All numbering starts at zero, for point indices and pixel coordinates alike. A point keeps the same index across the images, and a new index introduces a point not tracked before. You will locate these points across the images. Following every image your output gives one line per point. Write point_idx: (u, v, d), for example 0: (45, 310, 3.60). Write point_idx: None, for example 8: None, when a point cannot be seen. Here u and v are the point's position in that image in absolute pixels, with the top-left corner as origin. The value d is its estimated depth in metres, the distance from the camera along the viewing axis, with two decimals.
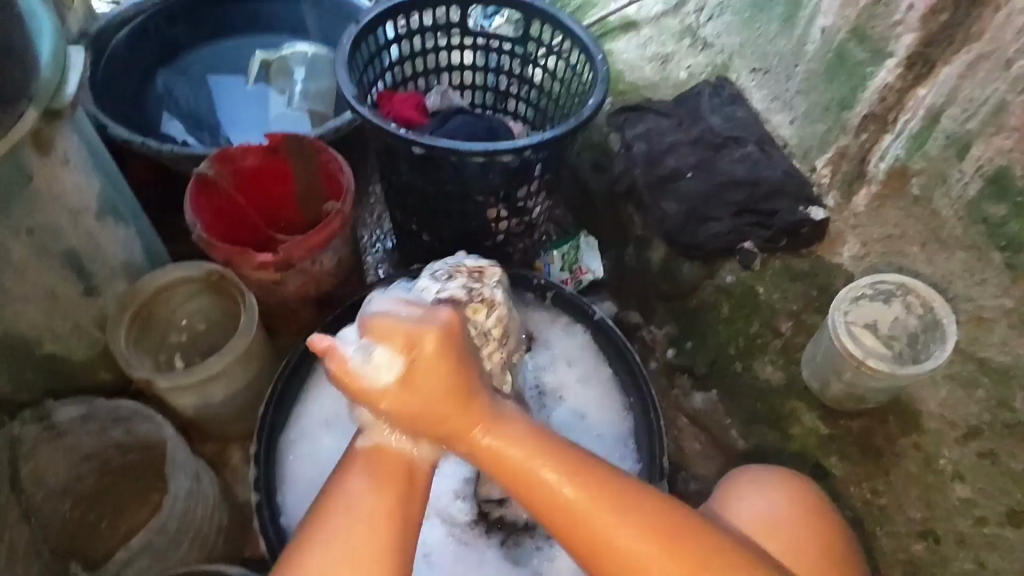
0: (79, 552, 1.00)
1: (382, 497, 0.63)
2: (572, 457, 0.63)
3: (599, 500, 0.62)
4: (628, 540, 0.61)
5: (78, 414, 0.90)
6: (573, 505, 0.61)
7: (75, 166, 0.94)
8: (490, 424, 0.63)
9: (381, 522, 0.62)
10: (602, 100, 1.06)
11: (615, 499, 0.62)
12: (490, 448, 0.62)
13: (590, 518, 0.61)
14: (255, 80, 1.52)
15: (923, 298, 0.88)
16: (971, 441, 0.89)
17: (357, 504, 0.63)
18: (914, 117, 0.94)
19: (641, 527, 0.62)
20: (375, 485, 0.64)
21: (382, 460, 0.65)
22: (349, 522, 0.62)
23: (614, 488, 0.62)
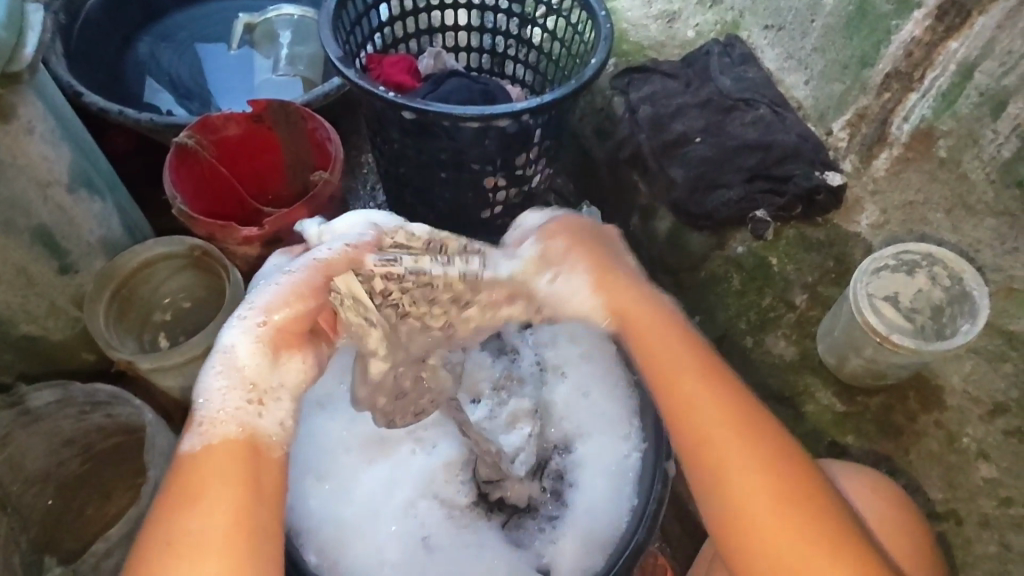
0: (55, 544, 0.94)
1: (215, 503, 0.55)
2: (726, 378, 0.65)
3: (730, 416, 0.62)
4: (743, 459, 0.61)
5: (53, 400, 0.86)
6: (701, 413, 0.63)
7: (41, 137, 0.87)
8: (657, 314, 0.69)
9: (232, 531, 0.55)
10: (606, 60, 0.99)
11: (750, 425, 0.62)
12: (643, 331, 0.68)
13: (718, 428, 0.62)
14: (239, 44, 1.43)
15: (951, 268, 0.84)
16: (997, 419, 0.86)
17: (178, 517, 0.54)
18: (944, 73, 0.89)
19: (752, 452, 0.61)
20: (207, 488, 0.56)
21: (213, 462, 0.57)
22: (179, 535, 0.54)
23: (752, 427, 0.62)
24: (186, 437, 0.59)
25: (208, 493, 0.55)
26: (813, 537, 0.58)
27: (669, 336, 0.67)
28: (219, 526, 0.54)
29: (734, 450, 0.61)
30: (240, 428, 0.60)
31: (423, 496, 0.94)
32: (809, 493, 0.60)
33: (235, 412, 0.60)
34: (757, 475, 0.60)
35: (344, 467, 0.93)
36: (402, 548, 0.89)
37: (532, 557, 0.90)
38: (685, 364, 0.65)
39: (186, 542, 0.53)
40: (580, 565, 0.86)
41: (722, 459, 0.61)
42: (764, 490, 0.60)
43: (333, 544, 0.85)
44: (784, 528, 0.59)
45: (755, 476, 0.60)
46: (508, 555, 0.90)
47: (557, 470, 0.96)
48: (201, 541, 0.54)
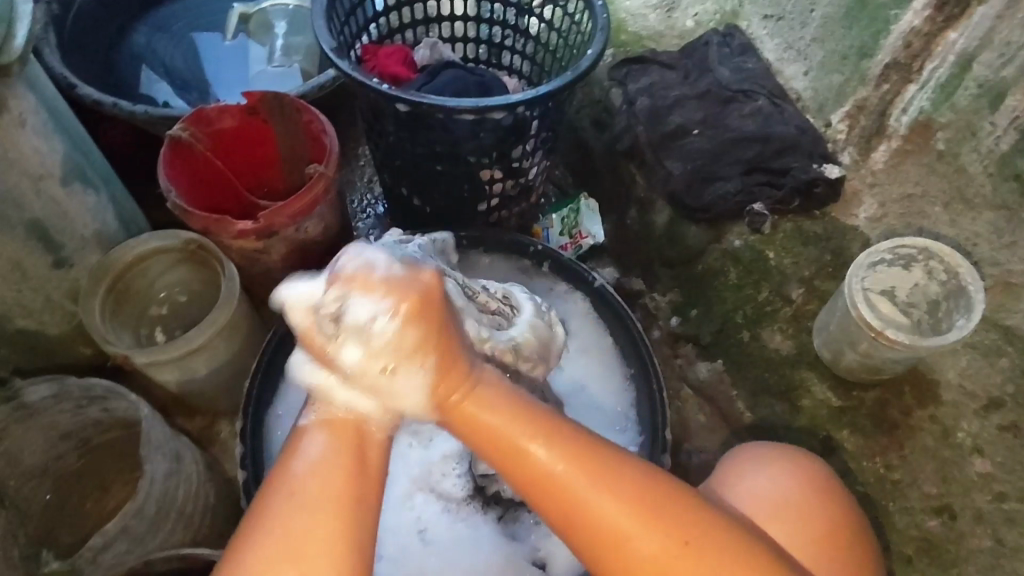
0: (53, 539, 0.95)
1: (331, 490, 0.53)
2: (554, 423, 0.56)
3: (571, 483, 0.54)
4: (606, 518, 0.54)
5: (49, 395, 0.86)
6: (555, 485, 0.54)
7: (32, 131, 0.87)
8: (471, 383, 0.56)
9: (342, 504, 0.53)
10: (602, 51, 0.97)
11: (624, 484, 0.55)
12: (463, 405, 0.55)
13: (576, 494, 0.54)
14: (235, 34, 1.42)
15: (947, 264, 0.83)
16: (993, 414, 0.86)
17: (297, 498, 0.53)
18: (943, 63, 0.88)
19: (639, 519, 0.54)
20: (327, 460, 0.55)
21: (330, 443, 0.55)
22: (291, 516, 0.52)
23: (622, 481, 0.55)
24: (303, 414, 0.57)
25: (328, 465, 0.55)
26: (737, 575, 0.56)
27: (496, 394, 0.56)
28: (333, 499, 0.53)
29: (618, 524, 0.54)
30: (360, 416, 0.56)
31: (420, 489, 0.93)
32: (689, 519, 0.56)
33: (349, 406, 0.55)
34: (641, 527, 0.54)
35: None
36: (400, 542, 0.90)
37: (527, 550, 0.90)
38: (545, 446, 0.55)
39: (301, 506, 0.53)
40: (577, 559, 0.88)
41: (613, 536, 0.54)
42: (662, 550, 0.54)
43: None
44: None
45: (659, 547, 0.55)
46: (504, 549, 0.90)
47: None
48: (309, 529, 0.52)
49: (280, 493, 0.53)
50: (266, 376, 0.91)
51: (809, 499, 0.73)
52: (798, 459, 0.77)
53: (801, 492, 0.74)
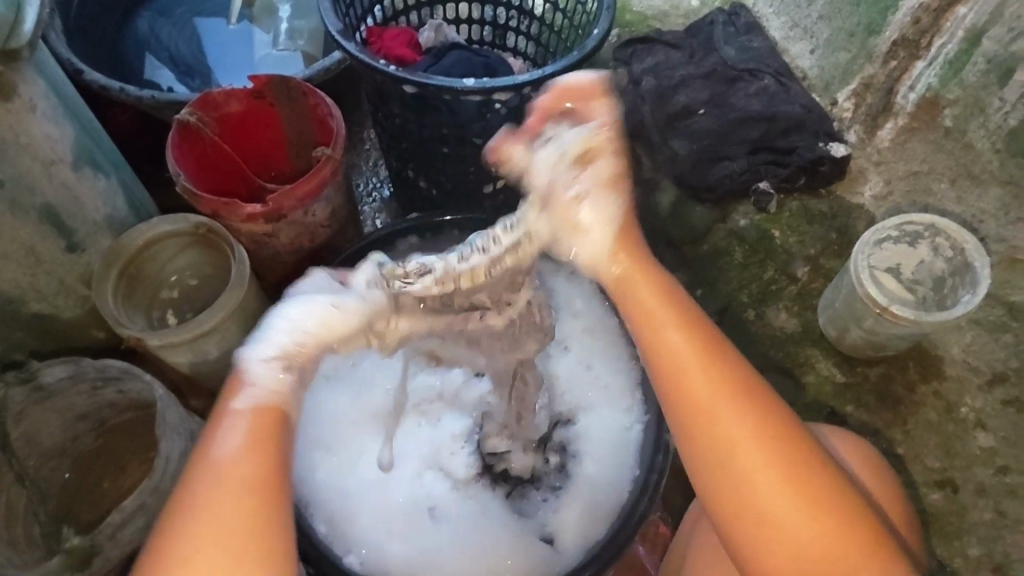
0: (70, 518, 0.96)
1: (256, 459, 0.59)
2: (697, 327, 0.63)
3: (704, 369, 0.61)
4: (727, 415, 0.59)
5: (65, 375, 0.88)
6: (685, 364, 0.61)
7: (43, 116, 0.88)
8: (639, 270, 0.65)
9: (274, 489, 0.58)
10: (607, 30, 0.97)
11: (748, 396, 0.60)
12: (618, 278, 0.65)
13: (696, 379, 0.61)
14: (238, 19, 1.42)
15: (953, 240, 0.85)
16: (997, 388, 0.88)
17: (225, 467, 0.57)
18: (952, 39, 0.87)
19: (751, 420, 0.59)
20: (264, 443, 0.60)
21: (253, 423, 0.60)
22: (218, 482, 0.57)
23: (748, 392, 0.60)
24: (237, 397, 0.61)
25: (264, 451, 0.59)
26: (802, 497, 0.57)
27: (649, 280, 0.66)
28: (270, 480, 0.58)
29: (728, 419, 0.59)
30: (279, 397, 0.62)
31: (429, 468, 0.95)
32: (792, 451, 0.59)
33: (278, 384, 0.62)
34: (750, 430, 0.59)
35: (349, 437, 0.95)
36: (410, 518, 0.91)
37: (534, 526, 0.92)
38: (679, 332, 0.63)
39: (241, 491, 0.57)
40: (584, 533, 0.88)
41: (719, 427, 0.59)
42: (760, 455, 0.58)
43: (342, 515, 0.89)
44: (777, 488, 0.57)
45: (752, 447, 0.58)
46: (512, 524, 0.92)
47: (560, 443, 0.98)
48: (239, 486, 0.57)
49: (213, 462, 0.58)
50: None
51: (870, 483, 0.71)
52: (855, 439, 0.75)
53: (869, 472, 0.71)
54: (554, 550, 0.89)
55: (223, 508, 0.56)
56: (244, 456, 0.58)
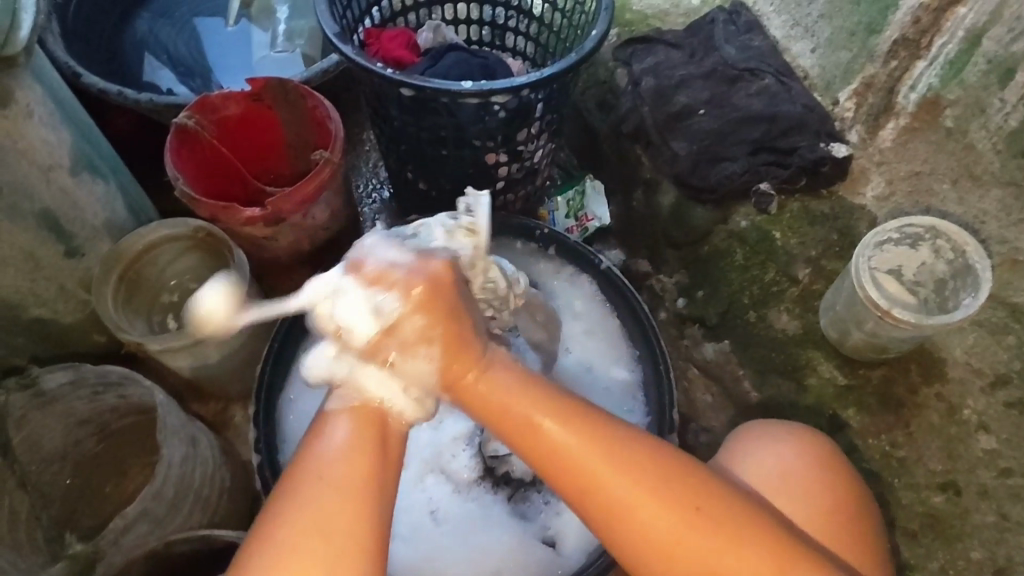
0: (71, 525, 0.97)
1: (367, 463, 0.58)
2: (559, 398, 0.61)
3: (591, 453, 0.59)
4: (626, 494, 0.58)
5: (65, 382, 0.88)
6: (568, 454, 0.59)
7: (40, 121, 0.88)
8: (484, 371, 0.61)
9: (368, 493, 0.57)
10: (606, 31, 0.96)
11: (630, 456, 0.59)
12: (475, 383, 0.60)
13: (582, 461, 0.59)
14: (236, 20, 1.41)
15: (955, 242, 0.84)
16: (999, 390, 0.86)
17: (335, 467, 0.57)
18: (952, 39, 0.87)
19: (638, 484, 0.58)
20: (327, 475, 0.57)
21: (358, 424, 0.59)
22: (324, 485, 0.56)
23: (626, 456, 0.59)
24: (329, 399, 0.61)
25: (328, 479, 0.57)
26: (723, 541, 0.59)
27: (508, 377, 0.61)
28: (345, 506, 0.56)
29: (614, 485, 0.59)
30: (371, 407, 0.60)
31: (430, 471, 0.94)
32: (693, 501, 0.59)
33: (373, 392, 0.62)
34: (651, 505, 0.58)
35: None
36: (414, 522, 0.91)
37: (537, 529, 0.91)
38: (546, 414, 0.60)
39: (321, 533, 0.54)
40: (586, 535, 0.89)
41: (607, 497, 0.59)
42: (672, 524, 0.58)
43: None
44: (687, 531, 0.59)
45: (646, 504, 0.58)
46: (515, 527, 0.91)
47: None
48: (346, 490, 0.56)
49: (315, 465, 0.57)
50: (274, 364, 0.92)
51: (818, 476, 0.76)
52: (805, 438, 0.79)
53: (804, 465, 0.76)
54: (557, 554, 0.89)
55: (331, 512, 0.55)
56: (313, 502, 0.55)
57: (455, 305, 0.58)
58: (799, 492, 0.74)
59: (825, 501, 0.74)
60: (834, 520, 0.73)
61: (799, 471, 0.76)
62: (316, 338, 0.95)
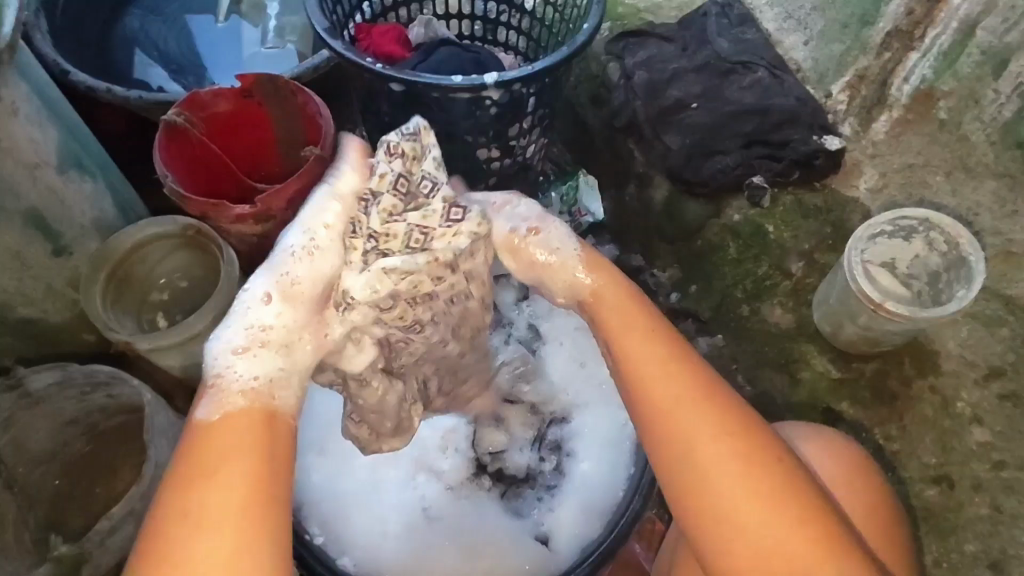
0: (59, 525, 0.94)
1: (231, 473, 0.54)
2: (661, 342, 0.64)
3: (692, 395, 0.60)
4: (703, 434, 0.59)
5: (52, 382, 0.88)
6: (663, 390, 0.61)
7: (26, 119, 0.87)
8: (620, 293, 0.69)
9: (241, 509, 0.53)
10: (597, 25, 0.95)
11: (717, 406, 0.60)
12: (596, 300, 0.68)
13: (676, 406, 0.60)
14: (226, 16, 1.39)
15: (948, 234, 0.83)
16: (993, 382, 0.86)
17: (190, 485, 0.53)
18: (946, 30, 0.86)
19: (718, 422, 0.59)
20: (222, 467, 0.54)
21: (227, 436, 0.56)
22: (192, 506, 0.52)
23: (717, 405, 0.60)
24: (199, 406, 0.58)
25: (223, 474, 0.54)
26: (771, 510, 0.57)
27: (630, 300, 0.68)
28: (232, 499, 0.53)
29: (694, 419, 0.59)
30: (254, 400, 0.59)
31: (421, 470, 0.93)
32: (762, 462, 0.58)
33: (248, 385, 0.60)
34: (730, 460, 0.58)
35: (340, 442, 0.93)
36: (404, 520, 0.90)
37: (530, 525, 0.91)
38: (648, 343, 0.64)
39: (204, 515, 0.52)
40: (580, 532, 0.89)
41: (681, 431, 0.59)
42: (735, 485, 0.57)
43: (335, 518, 0.89)
44: (745, 497, 0.57)
45: (718, 448, 0.58)
46: (507, 525, 0.91)
47: (555, 440, 0.96)
48: (213, 508, 0.53)
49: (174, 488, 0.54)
50: None
51: (846, 476, 0.73)
52: (835, 440, 0.76)
53: (834, 467, 0.73)
54: (549, 551, 0.88)
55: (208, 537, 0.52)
56: (187, 482, 0.53)
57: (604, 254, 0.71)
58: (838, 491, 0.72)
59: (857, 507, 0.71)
60: (864, 521, 0.71)
61: (833, 468, 0.73)
62: None
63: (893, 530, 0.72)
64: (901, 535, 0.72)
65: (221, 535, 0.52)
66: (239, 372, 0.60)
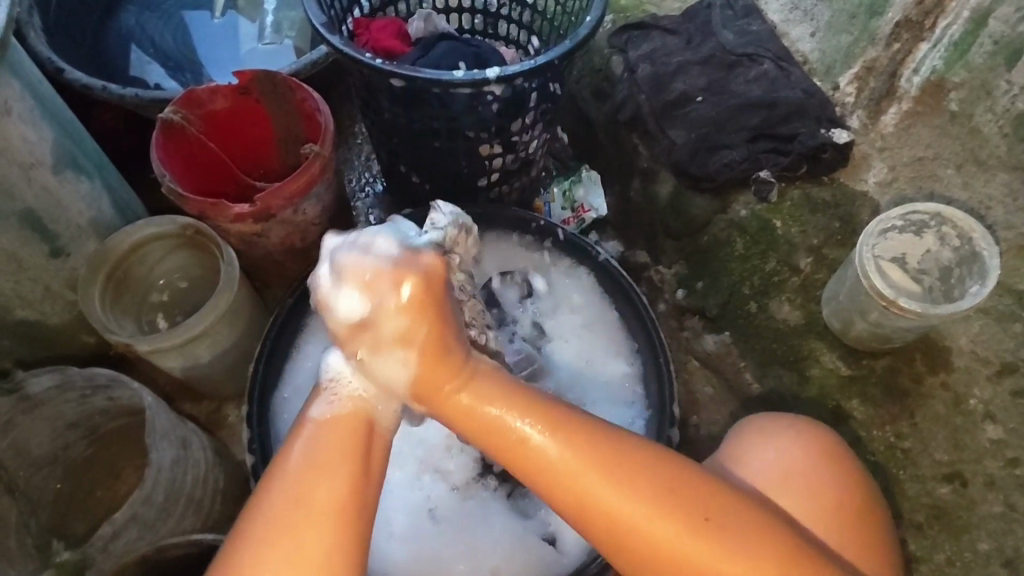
0: (59, 530, 0.95)
1: (338, 477, 0.55)
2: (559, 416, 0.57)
3: (617, 479, 0.56)
4: (635, 514, 0.56)
5: (52, 385, 0.86)
6: (583, 484, 0.56)
7: (20, 117, 0.85)
8: (470, 382, 0.58)
9: (341, 516, 0.54)
10: (600, 17, 0.93)
11: (658, 481, 0.57)
12: (465, 399, 0.57)
13: (584, 483, 0.56)
14: (223, 11, 1.37)
15: (960, 228, 0.82)
16: (1005, 378, 0.85)
17: (300, 483, 0.54)
18: (957, 20, 0.86)
19: (638, 496, 0.56)
20: (330, 467, 0.55)
21: (336, 435, 0.57)
22: (295, 505, 0.54)
23: (646, 475, 0.56)
24: (314, 403, 0.59)
25: (334, 470, 0.55)
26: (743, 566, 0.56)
27: (502, 381, 0.59)
28: (336, 499, 0.54)
29: (611, 498, 0.56)
30: (360, 404, 0.59)
31: (426, 471, 0.92)
32: (717, 524, 0.56)
33: (358, 390, 0.59)
34: (687, 535, 0.56)
35: None
36: (411, 521, 0.89)
37: (538, 525, 0.89)
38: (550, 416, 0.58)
39: (310, 512, 0.54)
40: None
41: (606, 510, 0.56)
42: (704, 553, 0.56)
43: None
44: (711, 558, 0.56)
45: (647, 519, 0.56)
46: (515, 525, 0.90)
47: None
48: (322, 509, 0.54)
49: (287, 470, 0.56)
50: (267, 363, 0.90)
51: (814, 467, 0.73)
52: (808, 432, 0.76)
53: (802, 460, 0.73)
54: (557, 551, 0.87)
55: (312, 540, 0.53)
56: (304, 477, 0.55)
57: (496, 243, 0.70)
58: (805, 481, 0.72)
59: (838, 502, 0.71)
60: (839, 513, 0.70)
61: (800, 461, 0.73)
62: (310, 335, 0.94)
63: (867, 522, 0.71)
64: (871, 514, 0.72)
65: (320, 537, 0.53)
66: (352, 381, 0.59)
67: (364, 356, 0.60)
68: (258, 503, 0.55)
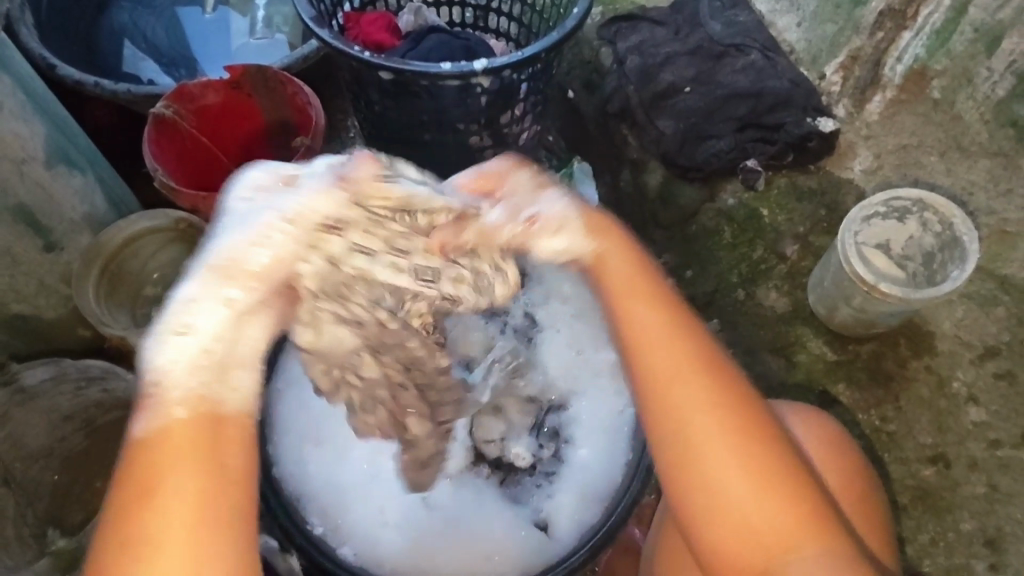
0: (57, 522, 0.92)
1: (184, 478, 0.48)
2: (666, 332, 0.59)
3: (706, 392, 0.57)
4: (707, 429, 0.56)
5: (45, 378, 0.91)
6: (687, 401, 0.57)
7: (11, 113, 0.85)
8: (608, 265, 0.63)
9: (197, 521, 0.47)
10: (587, 9, 0.94)
11: (742, 415, 0.57)
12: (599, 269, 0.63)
13: (673, 384, 0.58)
14: (214, 7, 1.38)
15: (941, 214, 0.84)
16: (988, 362, 0.88)
17: (134, 497, 0.47)
18: (939, 8, 0.86)
19: (717, 413, 0.56)
20: (171, 469, 0.48)
21: (175, 435, 0.50)
22: (147, 517, 0.47)
23: (741, 407, 0.57)
24: (138, 416, 0.50)
25: (179, 475, 0.48)
26: (783, 514, 0.55)
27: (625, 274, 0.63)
28: (189, 506, 0.47)
29: (696, 413, 0.57)
30: (198, 406, 0.51)
31: None
32: (772, 468, 0.56)
33: (194, 392, 0.51)
34: (744, 474, 0.55)
35: (342, 433, 0.93)
36: (404, 509, 0.90)
37: (530, 512, 0.91)
38: (646, 308, 0.61)
39: (159, 525, 0.46)
40: (580, 519, 0.88)
41: (686, 436, 0.57)
42: (751, 492, 0.55)
43: (334, 507, 0.88)
44: (760, 503, 0.55)
45: (718, 448, 0.56)
46: (507, 512, 0.91)
47: (553, 428, 0.96)
48: (173, 520, 0.47)
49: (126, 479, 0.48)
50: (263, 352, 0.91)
51: (823, 456, 0.71)
52: (811, 416, 0.75)
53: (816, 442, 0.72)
54: (549, 537, 0.88)
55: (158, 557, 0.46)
56: (137, 485, 0.47)
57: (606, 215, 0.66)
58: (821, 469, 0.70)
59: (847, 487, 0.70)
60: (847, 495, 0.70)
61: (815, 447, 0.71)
62: None
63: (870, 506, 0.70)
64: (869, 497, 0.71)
65: (173, 552, 0.46)
66: (177, 378, 0.51)
67: (188, 357, 0.52)
68: (107, 520, 0.47)
